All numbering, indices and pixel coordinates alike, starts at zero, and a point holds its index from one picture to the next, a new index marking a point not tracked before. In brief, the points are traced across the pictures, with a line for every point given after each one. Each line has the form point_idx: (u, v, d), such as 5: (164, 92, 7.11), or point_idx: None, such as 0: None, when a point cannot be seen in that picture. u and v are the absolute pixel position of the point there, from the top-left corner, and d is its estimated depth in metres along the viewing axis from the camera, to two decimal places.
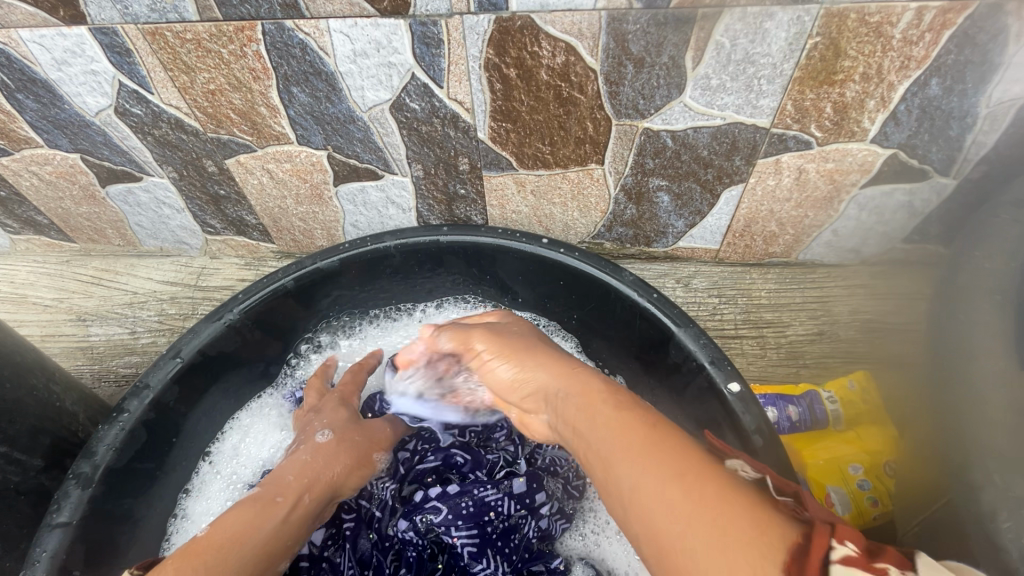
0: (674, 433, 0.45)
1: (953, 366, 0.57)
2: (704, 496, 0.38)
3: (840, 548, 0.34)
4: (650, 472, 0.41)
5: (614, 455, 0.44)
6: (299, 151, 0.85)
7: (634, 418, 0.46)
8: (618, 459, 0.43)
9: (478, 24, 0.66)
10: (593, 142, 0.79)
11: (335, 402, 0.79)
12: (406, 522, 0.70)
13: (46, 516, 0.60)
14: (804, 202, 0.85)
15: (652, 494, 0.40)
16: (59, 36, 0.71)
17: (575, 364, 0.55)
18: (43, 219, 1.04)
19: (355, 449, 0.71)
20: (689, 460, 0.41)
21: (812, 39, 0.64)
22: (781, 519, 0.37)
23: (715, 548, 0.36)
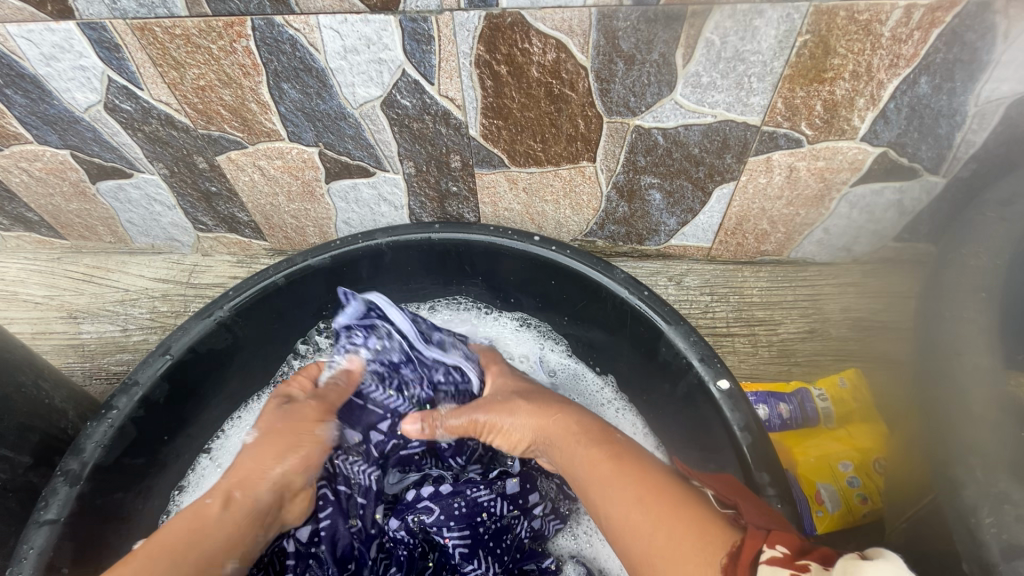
0: (637, 462, 0.52)
1: (938, 363, 0.57)
2: (660, 515, 0.46)
3: (767, 551, 0.39)
4: (618, 502, 0.49)
5: (591, 490, 0.53)
6: (291, 148, 0.84)
7: (602, 455, 0.54)
8: (600, 491, 0.51)
9: (469, 20, 0.65)
10: (585, 139, 0.79)
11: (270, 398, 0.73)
12: (400, 519, 0.70)
13: (33, 513, 0.60)
14: (795, 200, 0.85)
15: (624, 521, 0.48)
16: (47, 31, 0.70)
17: (556, 411, 0.63)
18: (33, 216, 1.04)
19: (284, 435, 0.67)
20: (648, 485, 0.49)
21: (801, 37, 0.64)
22: (725, 526, 0.44)
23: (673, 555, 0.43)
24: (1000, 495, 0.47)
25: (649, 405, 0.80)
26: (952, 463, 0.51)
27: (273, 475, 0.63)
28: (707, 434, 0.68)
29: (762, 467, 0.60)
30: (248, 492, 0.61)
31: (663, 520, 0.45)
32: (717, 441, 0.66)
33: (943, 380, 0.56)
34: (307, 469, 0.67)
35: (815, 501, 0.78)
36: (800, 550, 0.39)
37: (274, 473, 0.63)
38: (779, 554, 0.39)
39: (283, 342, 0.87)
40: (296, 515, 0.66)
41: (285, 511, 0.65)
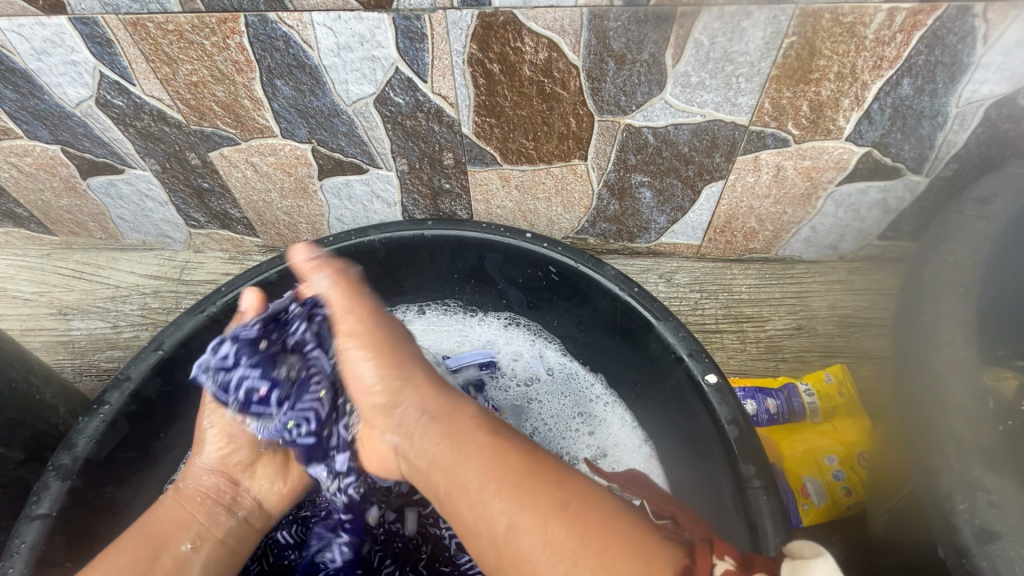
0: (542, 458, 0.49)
1: (917, 356, 0.59)
2: (584, 525, 0.42)
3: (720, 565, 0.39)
4: (528, 511, 0.44)
5: (486, 492, 0.46)
6: (284, 145, 0.85)
7: (506, 451, 0.49)
8: (504, 501, 0.45)
9: (462, 19, 0.66)
10: (576, 137, 0.80)
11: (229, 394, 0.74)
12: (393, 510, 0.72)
13: (25, 508, 0.60)
14: (782, 199, 0.87)
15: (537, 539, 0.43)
16: (38, 25, 0.70)
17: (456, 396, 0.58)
18: (22, 211, 1.03)
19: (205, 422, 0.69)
20: (561, 493, 0.45)
21: (788, 39, 0.65)
22: (662, 543, 0.42)
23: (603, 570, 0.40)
24: (973, 482, 0.49)
25: (639, 401, 0.81)
26: (929, 451, 0.52)
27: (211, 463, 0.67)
28: (694, 426, 0.70)
29: (748, 458, 0.61)
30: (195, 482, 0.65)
31: (585, 537, 0.42)
32: (705, 436, 0.67)
33: (922, 371, 0.57)
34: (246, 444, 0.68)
35: (801, 494, 0.80)
36: (746, 562, 0.39)
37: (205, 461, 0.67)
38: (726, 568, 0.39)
39: None
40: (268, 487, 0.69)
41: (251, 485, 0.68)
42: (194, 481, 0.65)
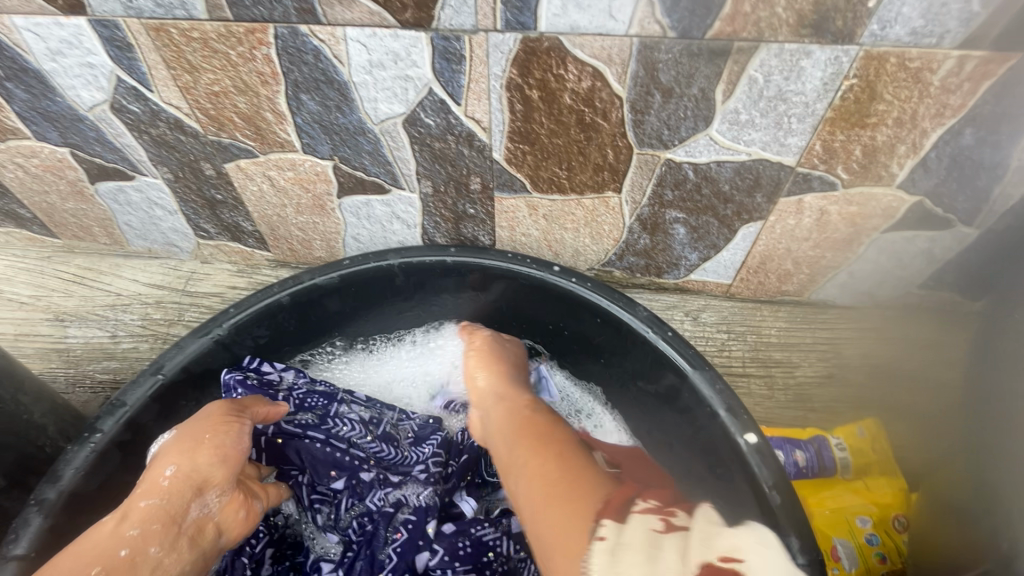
0: (569, 482, 0.51)
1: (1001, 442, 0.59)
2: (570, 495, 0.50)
3: (641, 504, 0.46)
4: (530, 478, 0.54)
5: (510, 467, 0.59)
6: (304, 160, 0.81)
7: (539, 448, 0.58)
8: (513, 473, 0.57)
9: (504, 42, 0.62)
10: (613, 169, 0.76)
11: (224, 403, 0.67)
12: (369, 551, 0.66)
13: (2, 547, 0.55)
14: (822, 243, 0.83)
15: (530, 489, 0.53)
16: (55, 25, 0.67)
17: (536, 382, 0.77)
18: (25, 214, 0.99)
19: (215, 437, 0.61)
20: (557, 474, 0.53)
21: (848, 81, 0.62)
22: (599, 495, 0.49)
23: (574, 520, 0.47)
24: None
25: (665, 446, 0.77)
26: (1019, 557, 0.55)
27: (180, 480, 0.58)
28: (728, 482, 0.65)
29: (793, 530, 0.57)
30: (159, 496, 0.56)
31: (568, 493, 0.50)
32: (742, 501, 0.63)
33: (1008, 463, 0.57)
34: (230, 468, 0.61)
35: (832, 556, 0.76)
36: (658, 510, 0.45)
37: (177, 471, 0.58)
38: (653, 530, 0.43)
39: (284, 358, 0.83)
40: (235, 523, 0.60)
41: (212, 514, 0.58)
42: (155, 502, 0.56)
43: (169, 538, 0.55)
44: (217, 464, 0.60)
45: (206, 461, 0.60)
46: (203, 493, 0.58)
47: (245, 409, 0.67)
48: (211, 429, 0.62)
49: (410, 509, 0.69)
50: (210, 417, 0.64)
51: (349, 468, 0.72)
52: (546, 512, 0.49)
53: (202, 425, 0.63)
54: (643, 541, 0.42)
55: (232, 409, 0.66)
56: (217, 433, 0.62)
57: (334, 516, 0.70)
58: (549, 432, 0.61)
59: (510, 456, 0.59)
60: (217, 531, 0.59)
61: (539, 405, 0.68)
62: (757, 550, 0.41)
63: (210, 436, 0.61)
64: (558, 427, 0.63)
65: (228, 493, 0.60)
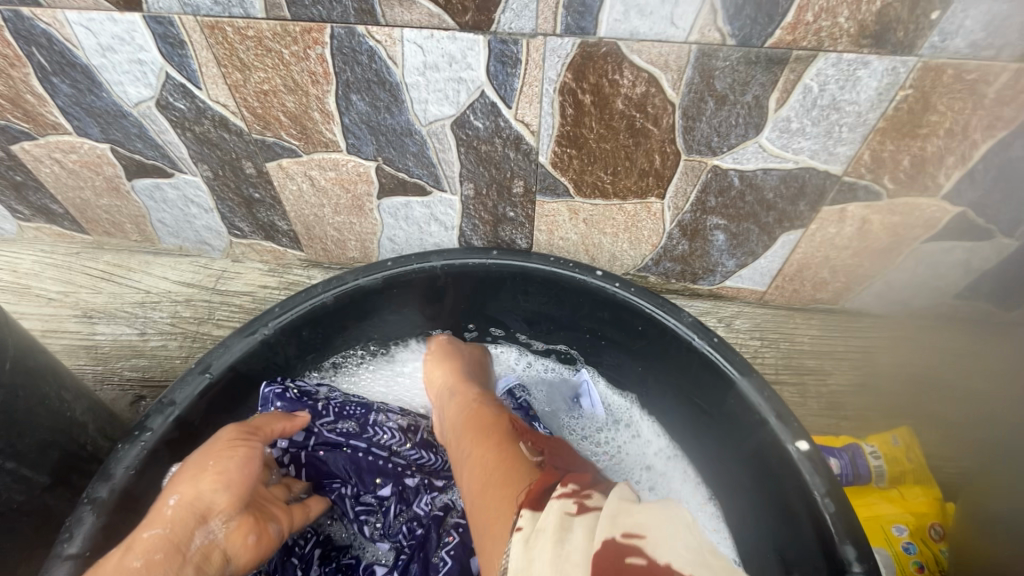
0: (505, 474, 0.55)
1: None
2: (504, 484, 0.53)
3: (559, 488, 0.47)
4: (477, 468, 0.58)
5: (461, 459, 0.63)
6: (347, 160, 0.81)
7: (486, 441, 0.62)
8: (461, 463, 0.62)
9: (562, 46, 0.63)
10: (658, 175, 0.76)
11: (231, 425, 0.64)
12: (423, 553, 0.67)
13: (56, 546, 0.55)
14: (861, 252, 0.83)
15: (473, 479, 0.58)
16: (109, 21, 0.67)
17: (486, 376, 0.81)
18: (57, 209, 0.98)
19: (218, 461, 0.59)
20: (502, 465, 0.56)
21: (903, 91, 0.62)
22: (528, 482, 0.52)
23: (501, 512, 0.50)
24: None
25: (708, 451, 0.77)
26: None
27: (185, 507, 0.55)
28: (776, 490, 0.65)
29: (847, 539, 0.57)
30: (163, 526, 0.53)
31: (504, 482, 0.53)
32: (792, 510, 0.63)
33: None
34: (237, 493, 0.58)
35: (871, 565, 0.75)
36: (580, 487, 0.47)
37: (179, 500, 0.55)
38: (565, 512, 0.43)
39: (322, 359, 0.82)
40: (244, 548, 0.57)
41: (218, 539, 0.56)
42: (158, 532, 0.53)
43: (174, 565, 0.52)
44: (222, 490, 0.57)
45: (208, 488, 0.56)
46: (208, 520, 0.55)
47: (257, 429, 0.65)
48: (216, 454, 0.59)
49: (459, 513, 0.71)
50: (217, 441, 0.61)
51: (392, 475, 0.72)
52: (483, 504, 0.52)
53: (206, 451, 0.60)
54: (555, 524, 0.43)
55: (241, 432, 0.63)
56: (221, 457, 0.59)
57: (383, 524, 0.70)
58: (492, 431, 0.64)
59: (460, 452, 0.64)
60: (226, 556, 0.56)
61: (488, 402, 0.71)
62: (663, 531, 0.40)
63: (214, 462, 0.58)
64: (502, 419, 0.67)
65: (235, 517, 0.57)
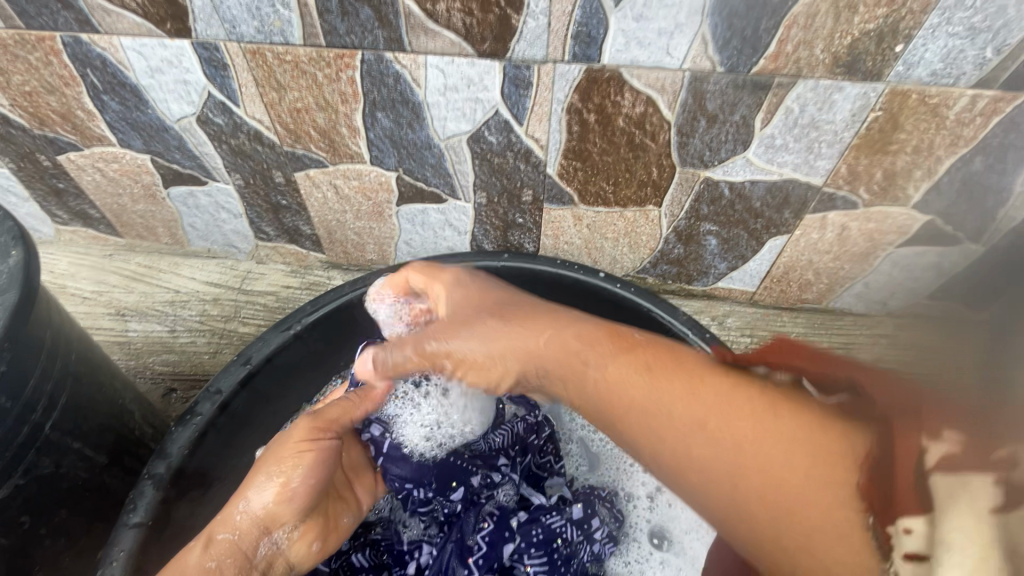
0: (772, 439, 0.43)
1: None
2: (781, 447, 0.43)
3: (934, 450, 0.34)
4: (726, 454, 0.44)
5: (677, 436, 0.47)
6: (370, 171, 0.88)
7: (711, 426, 0.46)
8: (676, 438, 0.47)
9: (570, 71, 0.70)
10: (655, 185, 0.84)
11: (304, 420, 0.65)
12: (459, 535, 0.74)
13: (122, 515, 0.62)
14: (841, 255, 0.91)
15: (729, 470, 0.44)
16: (159, 46, 0.73)
17: (550, 329, 0.58)
18: (94, 213, 1.05)
19: (286, 469, 0.61)
20: (749, 430, 0.44)
21: (874, 113, 0.70)
22: (846, 442, 0.41)
23: (814, 493, 0.40)
24: None
25: None
26: None
27: (255, 513, 0.60)
28: None
29: None
30: (234, 528, 0.59)
31: (798, 464, 0.42)
32: None
33: None
34: (299, 505, 0.61)
35: None
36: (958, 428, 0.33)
37: (249, 508, 0.60)
38: (988, 511, 0.30)
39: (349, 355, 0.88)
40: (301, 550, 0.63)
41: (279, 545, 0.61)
42: (231, 533, 0.59)
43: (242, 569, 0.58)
44: (286, 502, 0.61)
45: (274, 499, 0.60)
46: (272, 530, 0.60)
47: (329, 425, 0.66)
48: (281, 461, 0.61)
49: (496, 504, 0.77)
50: (288, 443, 0.63)
51: (464, 479, 0.77)
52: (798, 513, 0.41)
53: (278, 451, 0.62)
54: (986, 541, 0.30)
55: (313, 430, 0.64)
56: (284, 467, 0.61)
57: (439, 516, 0.77)
58: (662, 397, 0.49)
59: (674, 440, 0.47)
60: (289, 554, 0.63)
61: (617, 365, 0.53)
62: None
63: (279, 471, 0.61)
64: (699, 384, 0.49)
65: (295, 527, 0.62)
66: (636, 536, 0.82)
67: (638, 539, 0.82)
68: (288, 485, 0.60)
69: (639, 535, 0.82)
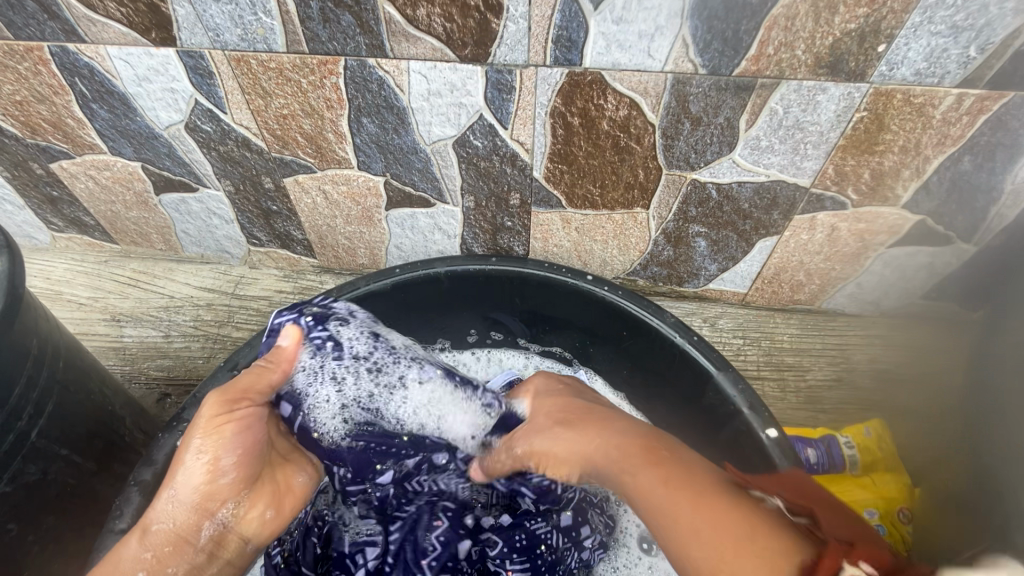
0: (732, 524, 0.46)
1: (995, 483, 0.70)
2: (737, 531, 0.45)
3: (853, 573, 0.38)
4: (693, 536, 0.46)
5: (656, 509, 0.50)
6: (358, 176, 0.88)
7: (685, 509, 0.48)
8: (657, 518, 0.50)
9: (552, 75, 0.70)
10: (642, 188, 0.83)
11: (214, 399, 0.60)
12: (414, 536, 0.73)
13: (109, 522, 0.62)
14: (832, 256, 0.90)
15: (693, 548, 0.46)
16: (146, 55, 0.74)
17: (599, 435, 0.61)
18: (89, 220, 1.06)
19: (211, 455, 0.58)
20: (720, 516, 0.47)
21: (859, 113, 0.69)
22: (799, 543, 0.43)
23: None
24: None
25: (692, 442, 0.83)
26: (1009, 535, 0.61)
27: (188, 501, 0.58)
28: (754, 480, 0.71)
29: None
30: (167, 520, 0.57)
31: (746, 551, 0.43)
32: None
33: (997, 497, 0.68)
34: (235, 481, 0.60)
35: None
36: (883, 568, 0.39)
37: (178, 499, 0.57)
38: None
39: None
40: (250, 521, 0.63)
41: (226, 524, 0.61)
42: (167, 523, 0.58)
43: (185, 553, 0.58)
44: (219, 481, 0.59)
45: (205, 482, 0.58)
46: (216, 512, 0.59)
47: (240, 397, 0.62)
48: (203, 442, 0.58)
49: (449, 498, 0.78)
50: (200, 424, 0.58)
51: (393, 460, 0.76)
52: None
53: (194, 434, 0.58)
54: None
55: (223, 404, 0.60)
56: (210, 449, 0.58)
57: (373, 501, 0.76)
58: (657, 483, 0.51)
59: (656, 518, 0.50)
60: (238, 530, 0.62)
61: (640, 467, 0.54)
62: None
63: (206, 456, 0.58)
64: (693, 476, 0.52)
65: (238, 504, 0.61)
66: (626, 541, 0.82)
67: (628, 544, 0.82)
68: (216, 463, 0.58)
69: (629, 540, 0.82)
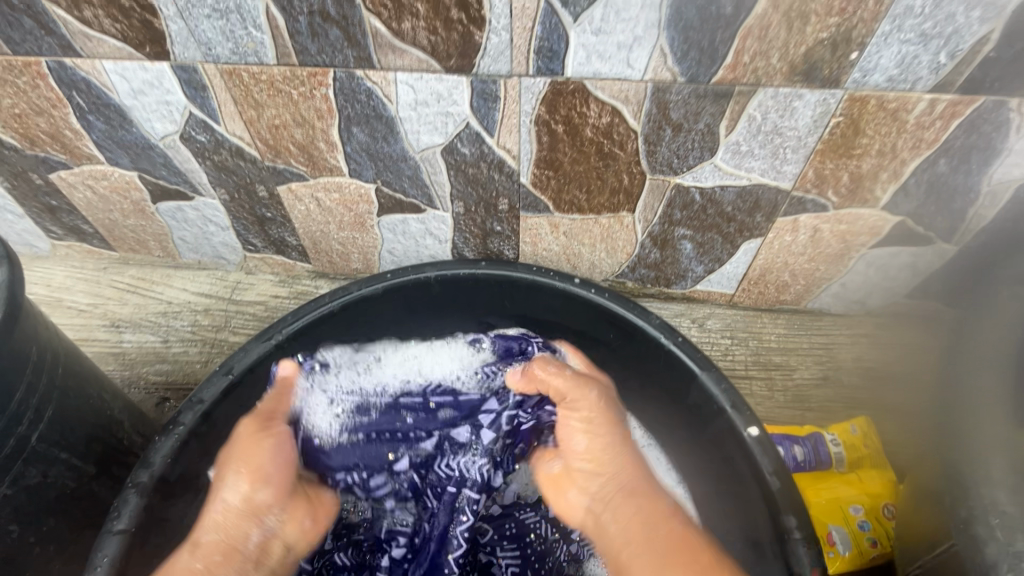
0: None
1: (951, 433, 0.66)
2: None
3: None
4: None
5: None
6: (350, 183, 0.90)
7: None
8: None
9: (535, 85, 0.72)
10: (627, 192, 0.85)
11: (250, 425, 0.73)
12: (445, 520, 0.77)
13: (106, 522, 0.64)
14: (816, 257, 0.92)
15: None
16: (140, 69, 0.76)
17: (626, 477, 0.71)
18: (88, 228, 1.08)
19: (254, 467, 0.70)
20: None
21: (835, 118, 0.71)
22: None
23: None
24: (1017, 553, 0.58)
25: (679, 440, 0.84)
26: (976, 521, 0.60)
27: (236, 504, 0.68)
28: (738, 478, 0.73)
29: (790, 511, 0.66)
30: (218, 528, 0.66)
31: None
32: (744, 483, 0.72)
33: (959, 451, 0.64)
34: (275, 486, 0.71)
35: (828, 542, 0.83)
36: None
37: (229, 506, 0.68)
38: None
39: None
40: (293, 527, 0.72)
41: (271, 529, 0.70)
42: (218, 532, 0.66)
43: (233, 561, 0.65)
44: (264, 485, 0.70)
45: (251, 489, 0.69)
46: (262, 516, 0.69)
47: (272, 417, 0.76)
48: (247, 459, 0.70)
49: (471, 485, 0.78)
50: (252, 437, 0.72)
51: (404, 447, 0.81)
52: None
53: (245, 449, 0.71)
54: None
55: (261, 425, 0.74)
56: (252, 459, 0.70)
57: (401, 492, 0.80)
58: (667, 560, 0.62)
59: None
60: (281, 536, 0.71)
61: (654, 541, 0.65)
62: None
63: (248, 463, 0.70)
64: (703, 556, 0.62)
65: (282, 510, 0.71)
66: None
67: None
68: (260, 467, 0.70)
69: None
